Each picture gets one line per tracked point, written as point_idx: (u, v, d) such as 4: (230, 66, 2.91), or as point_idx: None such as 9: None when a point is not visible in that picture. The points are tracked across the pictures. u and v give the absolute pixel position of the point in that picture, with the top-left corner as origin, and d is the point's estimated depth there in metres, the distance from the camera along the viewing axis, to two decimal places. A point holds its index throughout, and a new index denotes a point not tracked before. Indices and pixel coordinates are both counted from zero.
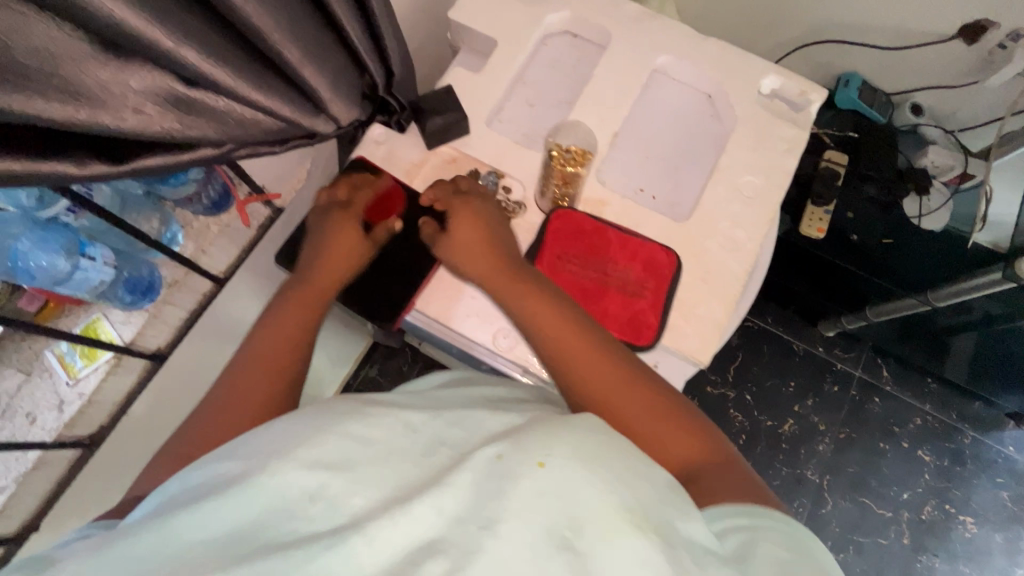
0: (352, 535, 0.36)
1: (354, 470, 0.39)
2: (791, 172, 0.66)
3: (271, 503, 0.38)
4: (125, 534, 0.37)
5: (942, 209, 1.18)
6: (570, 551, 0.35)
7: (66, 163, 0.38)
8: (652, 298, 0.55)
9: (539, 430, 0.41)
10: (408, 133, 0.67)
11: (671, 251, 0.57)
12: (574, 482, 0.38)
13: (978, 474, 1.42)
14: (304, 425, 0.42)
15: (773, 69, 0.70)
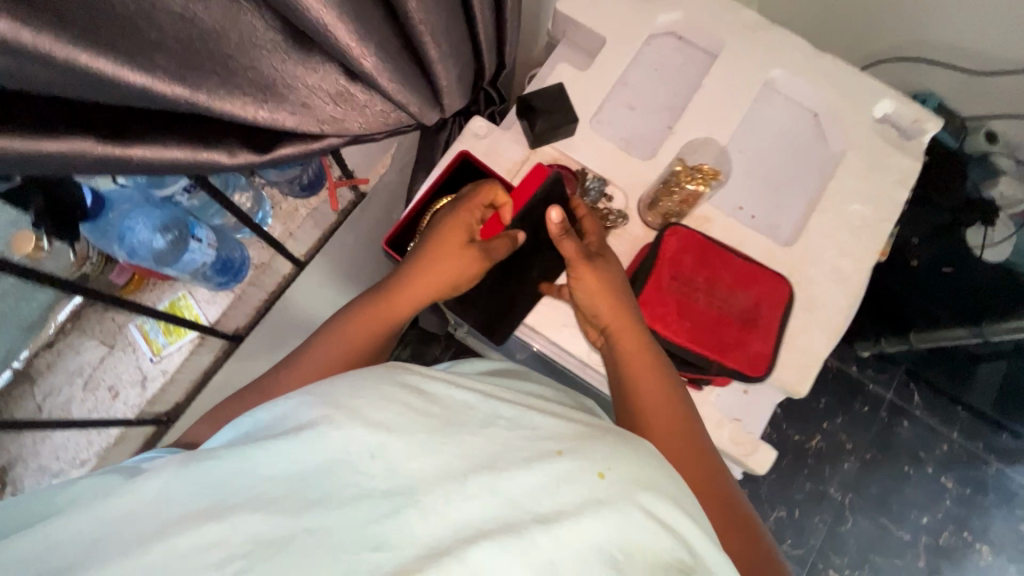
0: (406, 503, 0.36)
1: (417, 435, 0.39)
2: (901, 203, 0.64)
3: (333, 459, 0.37)
4: (199, 456, 0.38)
5: (1004, 243, 1.15)
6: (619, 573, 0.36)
7: (222, 155, 0.36)
8: (766, 328, 0.54)
9: (606, 443, 0.43)
10: (510, 129, 0.65)
11: (785, 280, 0.55)
12: (626, 503, 0.38)
13: (998, 505, 1.43)
14: (377, 387, 0.42)
15: (889, 94, 0.67)
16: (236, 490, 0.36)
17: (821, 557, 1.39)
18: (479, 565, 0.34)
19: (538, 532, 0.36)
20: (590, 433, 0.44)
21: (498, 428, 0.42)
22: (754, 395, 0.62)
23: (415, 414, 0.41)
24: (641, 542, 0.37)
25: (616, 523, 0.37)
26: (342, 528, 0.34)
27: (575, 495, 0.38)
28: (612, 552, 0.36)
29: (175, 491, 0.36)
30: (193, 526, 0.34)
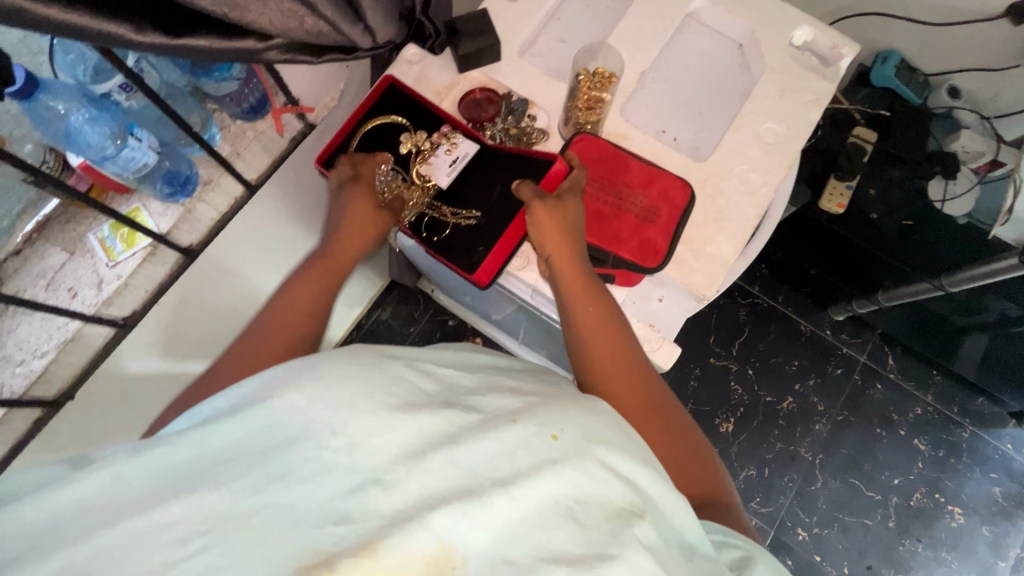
0: (369, 476, 0.39)
1: (376, 411, 0.42)
2: (813, 123, 0.67)
3: (296, 437, 0.40)
4: (152, 445, 0.41)
5: (965, 196, 1.17)
6: (574, 521, 0.40)
7: (126, 27, 0.42)
8: (664, 223, 0.61)
9: (555, 409, 0.47)
10: (441, 57, 0.70)
11: (683, 180, 0.62)
12: (585, 457, 0.43)
13: (971, 468, 1.43)
14: (342, 371, 0.44)
15: (806, 20, 0.69)
16: (187, 476, 0.39)
17: (789, 515, 1.40)
18: (443, 529, 0.37)
19: (496, 493, 0.39)
20: (544, 408, 0.47)
21: (456, 413, 0.45)
22: (668, 304, 0.65)
23: (374, 389, 0.44)
24: (591, 491, 0.41)
25: (572, 477, 0.41)
26: (305, 501, 0.37)
27: (532, 457, 0.42)
28: (566, 503, 0.40)
29: (128, 476, 0.39)
30: (153, 505, 0.37)
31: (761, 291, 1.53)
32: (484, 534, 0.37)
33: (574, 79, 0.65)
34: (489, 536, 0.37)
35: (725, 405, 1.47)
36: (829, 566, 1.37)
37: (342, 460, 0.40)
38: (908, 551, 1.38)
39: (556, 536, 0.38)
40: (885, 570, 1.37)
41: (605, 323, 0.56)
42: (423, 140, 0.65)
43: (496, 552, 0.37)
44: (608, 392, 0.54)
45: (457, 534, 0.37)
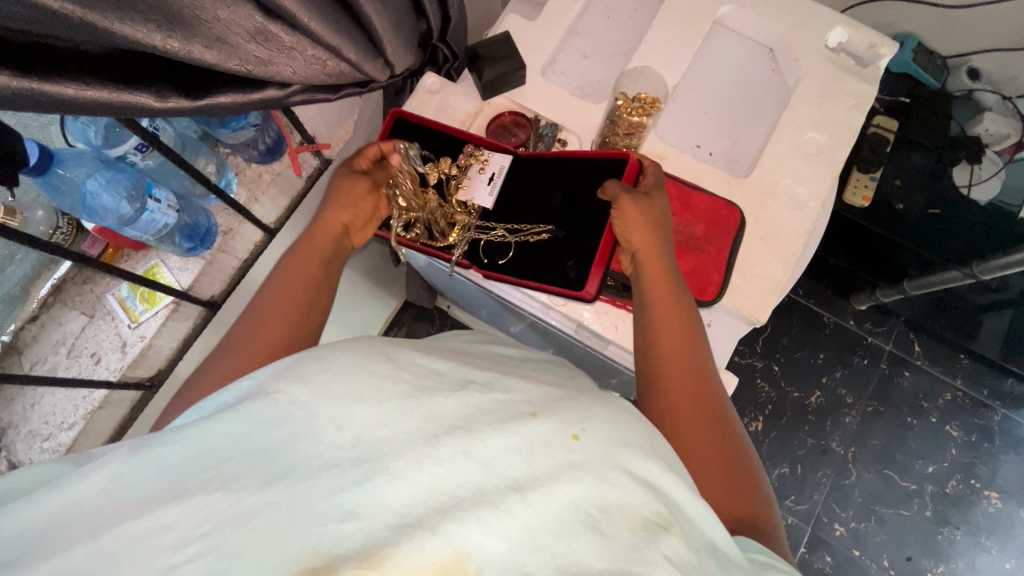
0: (376, 468, 0.33)
1: (382, 403, 0.36)
2: (858, 129, 0.64)
3: (293, 434, 0.35)
4: (157, 435, 0.36)
5: (993, 179, 1.14)
6: (595, 531, 0.33)
7: (147, 95, 0.40)
8: (715, 255, 0.59)
9: (573, 404, 0.40)
10: (462, 83, 0.67)
11: (733, 206, 0.59)
12: (604, 460, 0.36)
13: (1006, 451, 1.42)
14: (349, 361, 0.38)
15: (842, 20, 0.66)
16: (189, 475, 0.33)
17: (825, 511, 1.39)
18: (457, 535, 0.31)
19: (510, 499, 0.33)
20: (564, 402, 0.40)
21: (472, 392, 0.39)
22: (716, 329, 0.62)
23: (378, 377, 0.38)
24: (616, 497, 0.35)
25: (591, 482, 0.35)
26: (311, 501, 0.32)
27: (551, 459, 0.35)
28: (587, 510, 0.34)
29: (125, 475, 0.34)
30: (148, 509, 0.31)
31: None
32: (498, 540, 0.32)
33: (614, 103, 0.64)
34: (504, 543, 0.32)
35: (752, 403, 1.45)
36: (868, 560, 1.36)
37: (351, 462, 0.33)
38: (946, 539, 1.37)
39: (576, 546, 0.32)
40: (926, 561, 1.36)
41: (677, 315, 0.52)
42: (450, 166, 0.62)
43: (512, 563, 0.31)
44: (668, 376, 0.49)
45: (472, 539, 0.31)
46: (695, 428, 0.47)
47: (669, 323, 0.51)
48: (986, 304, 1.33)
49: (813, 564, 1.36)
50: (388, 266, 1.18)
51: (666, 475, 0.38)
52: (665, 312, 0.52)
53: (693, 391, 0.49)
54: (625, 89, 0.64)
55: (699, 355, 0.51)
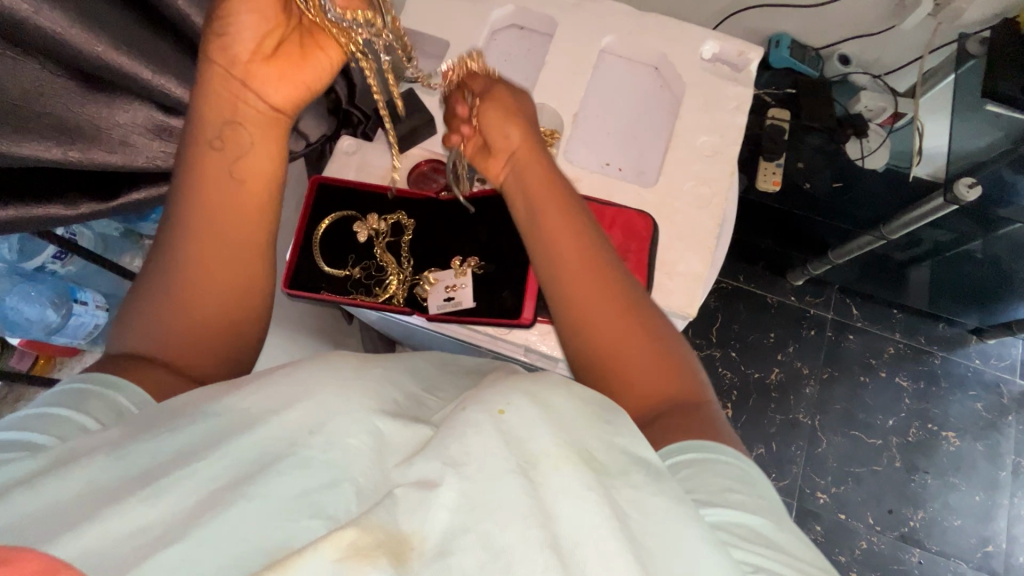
0: (344, 476, 0.38)
1: (353, 413, 0.41)
2: (742, 126, 0.71)
3: (267, 447, 0.39)
4: (136, 439, 0.39)
5: (880, 149, 1.26)
6: (526, 477, 0.38)
7: (59, 204, 0.49)
8: (635, 260, 0.63)
9: (502, 387, 0.44)
10: (377, 141, 0.70)
11: (639, 212, 0.64)
12: (530, 424, 0.40)
13: (952, 391, 1.52)
14: (324, 379, 0.43)
15: (710, 35, 0.74)
16: (170, 466, 0.37)
17: (806, 482, 1.44)
18: (396, 516, 0.36)
19: (449, 474, 0.37)
20: (504, 381, 0.46)
21: (423, 427, 0.43)
22: None
23: (349, 393, 0.42)
24: (539, 451, 0.39)
25: (515, 437, 0.39)
26: (279, 495, 0.36)
27: (482, 432, 0.39)
28: (515, 465, 0.38)
29: (102, 477, 0.36)
30: (132, 499, 0.35)
31: (723, 275, 1.58)
32: (441, 510, 0.36)
33: None
34: (443, 513, 0.36)
35: (719, 392, 1.50)
36: (854, 520, 1.41)
37: (324, 463, 0.38)
38: (920, 485, 1.44)
39: (508, 492, 0.37)
40: (906, 510, 1.42)
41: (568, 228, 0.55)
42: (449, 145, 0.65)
43: (454, 528, 0.36)
44: (564, 274, 0.54)
45: (416, 517, 0.36)
46: (606, 335, 0.52)
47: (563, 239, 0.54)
48: (906, 259, 1.47)
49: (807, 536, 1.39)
50: (342, 326, 1.17)
51: (570, 410, 0.43)
52: (555, 229, 0.55)
53: (596, 292, 0.53)
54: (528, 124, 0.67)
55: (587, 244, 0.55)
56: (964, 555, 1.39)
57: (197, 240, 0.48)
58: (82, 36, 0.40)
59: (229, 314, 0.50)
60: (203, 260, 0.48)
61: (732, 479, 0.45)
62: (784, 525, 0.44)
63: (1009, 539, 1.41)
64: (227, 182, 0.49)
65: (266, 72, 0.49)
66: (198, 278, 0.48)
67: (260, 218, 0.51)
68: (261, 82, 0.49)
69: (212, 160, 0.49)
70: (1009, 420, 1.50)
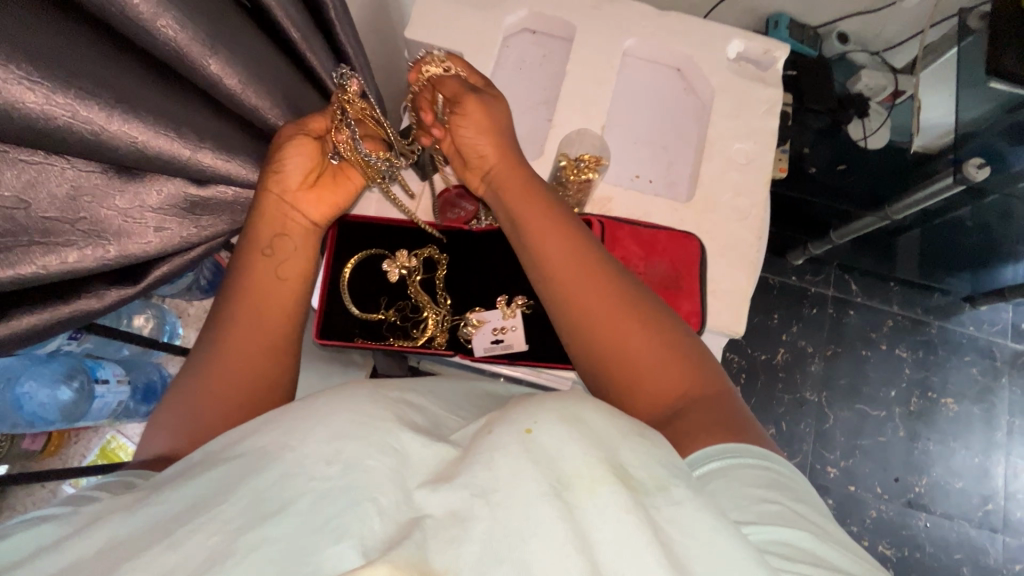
0: (364, 496, 0.35)
1: (369, 438, 0.38)
2: (774, 131, 0.68)
3: (286, 481, 0.36)
4: (148, 498, 0.37)
5: (882, 128, 1.27)
6: (561, 501, 0.34)
7: (93, 298, 0.49)
8: (687, 287, 0.61)
9: (530, 403, 0.41)
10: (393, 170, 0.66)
11: (691, 239, 0.62)
12: (560, 445, 0.36)
13: (949, 358, 1.56)
14: (348, 411, 0.39)
15: (735, 33, 0.71)
16: (179, 519, 0.35)
17: (816, 459, 1.47)
18: (429, 548, 0.32)
19: (479, 506, 0.34)
20: (527, 398, 0.43)
21: (449, 446, 0.40)
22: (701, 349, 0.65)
23: (367, 424, 0.39)
24: (572, 471, 0.35)
25: (543, 459, 0.36)
26: (303, 532, 0.33)
27: (510, 457, 0.36)
28: (547, 487, 0.34)
29: (122, 531, 0.35)
30: (154, 547, 0.33)
31: None
32: (473, 544, 0.33)
33: (558, 167, 0.63)
34: (477, 545, 0.33)
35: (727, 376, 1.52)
36: (863, 491, 1.45)
37: (345, 490, 0.35)
38: (923, 452, 1.49)
39: (541, 520, 0.33)
40: (911, 477, 1.47)
41: (561, 229, 0.57)
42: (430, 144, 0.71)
43: (484, 570, 0.32)
44: (563, 270, 0.54)
45: (448, 553, 0.32)
46: (615, 334, 0.51)
47: (556, 243, 0.56)
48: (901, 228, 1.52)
49: None
50: None
51: (599, 423, 0.39)
52: (544, 231, 0.57)
53: (591, 285, 0.53)
54: (567, 150, 0.64)
55: (578, 242, 0.55)
56: (967, 514, 1.45)
57: (230, 336, 0.53)
58: (139, 135, 0.41)
59: (258, 396, 0.51)
60: (233, 352, 0.52)
61: (756, 478, 0.42)
62: (835, 542, 0.39)
63: (1006, 496, 1.47)
64: (267, 283, 0.56)
65: (311, 198, 0.61)
66: (227, 367, 0.51)
67: (286, 309, 0.56)
68: (301, 205, 0.61)
69: (261, 265, 0.56)
70: (1002, 383, 1.55)
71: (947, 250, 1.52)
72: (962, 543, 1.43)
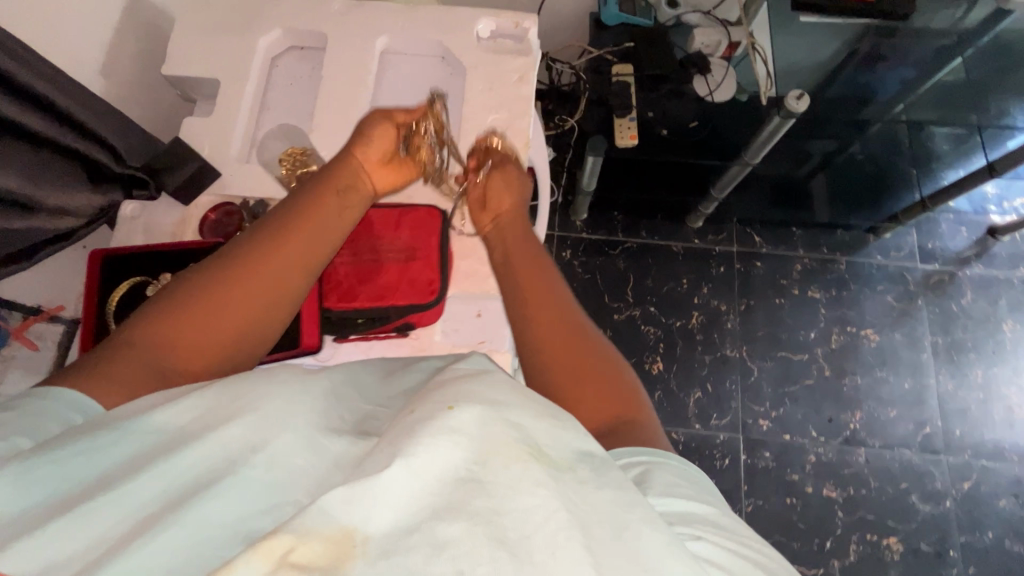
0: (286, 498, 0.38)
1: (296, 434, 0.41)
2: (526, 97, 0.74)
3: (206, 455, 0.39)
4: (52, 446, 0.39)
5: (726, 80, 1.28)
6: (473, 481, 0.37)
7: None
8: (425, 256, 0.69)
9: (456, 387, 0.44)
10: (162, 199, 0.71)
11: (423, 209, 0.70)
12: (479, 422, 0.40)
13: (862, 290, 1.57)
14: (280, 388, 0.44)
15: (483, 14, 0.76)
16: (97, 488, 0.37)
17: (747, 413, 1.46)
18: (343, 513, 0.34)
19: (395, 466, 0.36)
20: (443, 384, 0.46)
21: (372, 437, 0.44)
22: (487, 316, 0.72)
23: (293, 406, 0.43)
24: (491, 447, 0.39)
25: (471, 440, 0.39)
26: (213, 514, 0.36)
27: (432, 429, 0.39)
28: (464, 468, 0.37)
29: (13, 506, 0.35)
30: (60, 513, 0.35)
31: (626, 234, 1.60)
32: (388, 511, 0.35)
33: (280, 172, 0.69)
34: (392, 511, 0.35)
35: (646, 349, 1.51)
36: (799, 438, 1.44)
37: (267, 481, 0.38)
38: (852, 387, 1.48)
39: (465, 496, 0.36)
40: (845, 414, 1.46)
41: (531, 272, 0.61)
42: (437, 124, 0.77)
43: (399, 527, 0.35)
44: (526, 288, 0.59)
45: (356, 513, 0.34)
46: (571, 345, 0.56)
47: (524, 264, 0.62)
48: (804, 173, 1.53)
49: (758, 465, 1.42)
50: None
51: (524, 412, 0.43)
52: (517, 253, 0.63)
53: (553, 312, 0.57)
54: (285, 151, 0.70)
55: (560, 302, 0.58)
56: (907, 441, 1.44)
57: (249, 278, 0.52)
58: None
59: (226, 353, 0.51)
60: (242, 298, 0.51)
61: (673, 474, 0.48)
62: (750, 536, 0.46)
63: (943, 416, 1.46)
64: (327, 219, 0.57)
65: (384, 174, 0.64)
66: (237, 301, 0.51)
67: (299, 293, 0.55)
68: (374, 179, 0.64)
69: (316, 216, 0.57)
70: (919, 305, 1.56)
71: (851, 183, 1.54)
72: (906, 471, 1.41)
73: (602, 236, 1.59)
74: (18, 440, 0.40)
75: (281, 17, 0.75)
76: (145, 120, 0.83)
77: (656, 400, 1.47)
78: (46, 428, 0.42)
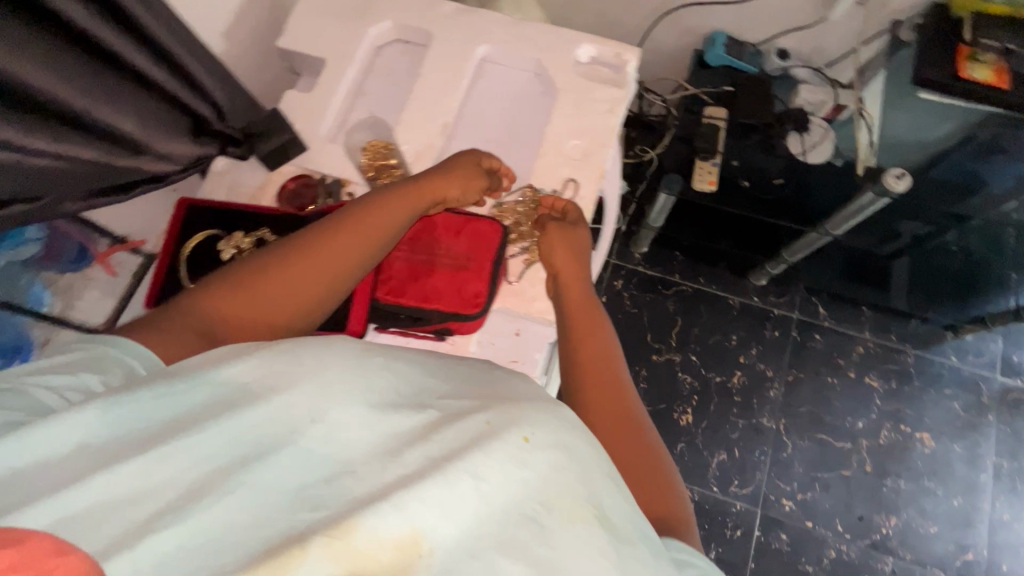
0: (343, 470, 0.38)
1: (357, 409, 0.41)
2: (612, 128, 0.74)
3: (269, 422, 0.39)
4: (127, 390, 0.41)
5: (823, 141, 1.22)
6: (536, 523, 0.37)
7: None
8: (475, 268, 0.69)
9: (529, 408, 0.43)
10: (250, 161, 0.77)
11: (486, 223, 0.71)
12: (552, 466, 0.39)
13: (926, 390, 1.45)
14: (353, 360, 0.44)
15: (586, 39, 0.77)
16: (167, 433, 0.38)
17: (771, 489, 1.39)
18: (417, 514, 0.35)
19: (460, 475, 0.37)
20: (510, 399, 0.45)
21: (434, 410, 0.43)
22: (525, 335, 0.73)
23: (353, 382, 0.42)
24: (554, 494, 0.38)
25: (535, 482, 0.38)
26: (277, 480, 0.37)
27: (497, 465, 0.38)
28: (530, 506, 0.37)
29: (95, 439, 0.38)
30: (129, 456, 0.36)
31: (683, 277, 1.55)
32: (450, 524, 0.35)
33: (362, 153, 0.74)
34: (454, 523, 0.35)
35: (678, 397, 1.46)
36: (822, 529, 1.35)
37: (328, 457, 0.38)
38: (892, 490, 1.38)
39: (529, 541, 0.36)
40: (878, 517, 1.36)
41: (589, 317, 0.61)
42: (516, 137, 0.78)
43: (461, 542, 0.35)
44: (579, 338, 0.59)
45: (425, 519, 0.35)
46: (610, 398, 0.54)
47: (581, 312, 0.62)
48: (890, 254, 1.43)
49: (771, 545, 1.35)
50: None
51: (587, 456, 0.42)
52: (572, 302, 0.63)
53: (603, 362, 0.57)
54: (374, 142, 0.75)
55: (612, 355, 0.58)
56: (942, 563, 1.32)
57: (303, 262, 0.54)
58: None
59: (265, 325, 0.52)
60: (293, 276, 0.53)
61: None
62: None
63: (990, 546, 1.33)
64: (384, 220, 0.59)
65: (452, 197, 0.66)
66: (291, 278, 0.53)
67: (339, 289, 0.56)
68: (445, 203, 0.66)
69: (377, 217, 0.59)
70: (989, 420, 1.42)
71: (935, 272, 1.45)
72: None
73: (658, 274, 1.56)
74: (90, 378, 0.43)
75: (394, 11, 0.79)
76: (253, 84, 0.89)
77: (677, 452, 1.42)
78: (114, 370, 0.44)
